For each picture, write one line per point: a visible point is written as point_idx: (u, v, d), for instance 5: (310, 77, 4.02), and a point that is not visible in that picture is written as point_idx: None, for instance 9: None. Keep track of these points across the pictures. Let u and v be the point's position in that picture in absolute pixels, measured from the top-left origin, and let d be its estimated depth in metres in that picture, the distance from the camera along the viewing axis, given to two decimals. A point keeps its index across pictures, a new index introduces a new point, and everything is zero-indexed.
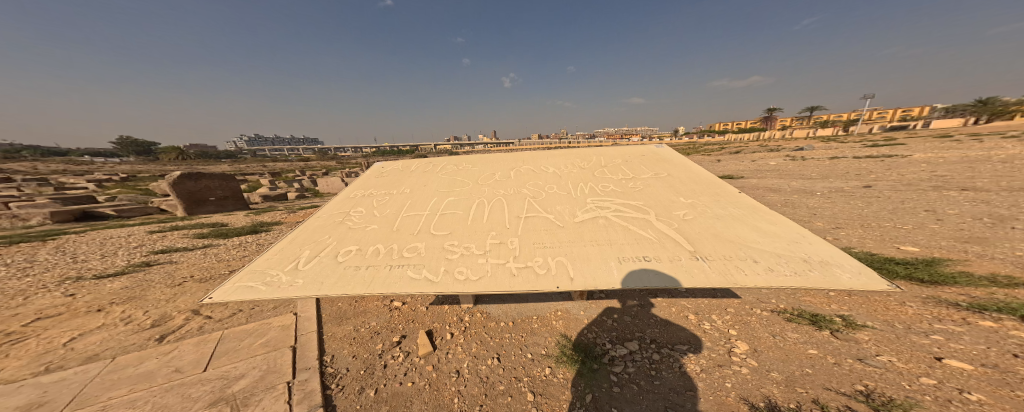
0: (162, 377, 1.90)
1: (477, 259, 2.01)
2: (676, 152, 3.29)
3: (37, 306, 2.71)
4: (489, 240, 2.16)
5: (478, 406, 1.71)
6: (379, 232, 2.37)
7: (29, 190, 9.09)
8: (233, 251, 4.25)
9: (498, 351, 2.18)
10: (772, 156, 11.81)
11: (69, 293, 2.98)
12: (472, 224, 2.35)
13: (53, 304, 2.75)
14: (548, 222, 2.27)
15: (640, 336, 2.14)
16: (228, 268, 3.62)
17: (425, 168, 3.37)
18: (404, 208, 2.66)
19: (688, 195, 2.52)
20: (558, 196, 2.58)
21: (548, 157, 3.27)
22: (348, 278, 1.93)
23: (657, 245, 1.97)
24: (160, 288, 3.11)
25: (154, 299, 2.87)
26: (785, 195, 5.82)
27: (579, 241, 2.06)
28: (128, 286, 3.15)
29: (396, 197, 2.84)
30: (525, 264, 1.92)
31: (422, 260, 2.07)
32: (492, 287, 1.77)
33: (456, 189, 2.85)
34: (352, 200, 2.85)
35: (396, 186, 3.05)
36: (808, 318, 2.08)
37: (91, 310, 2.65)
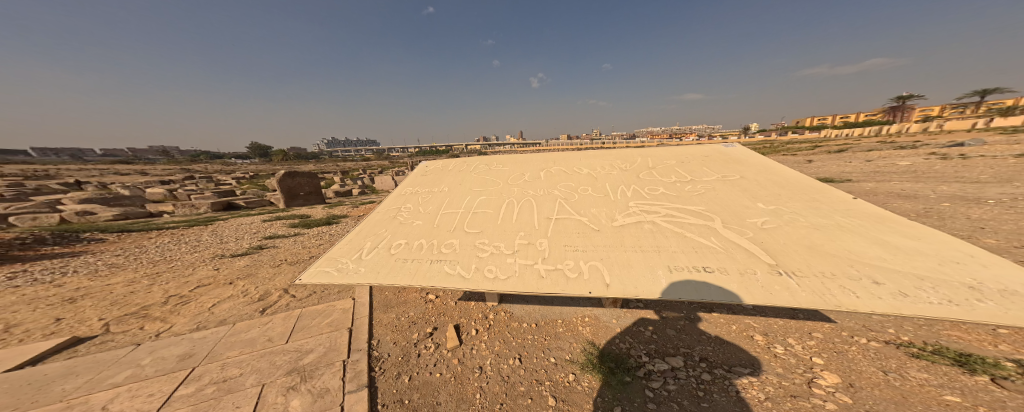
0: (260, 344, 2.34)
1: (506, 259, 2.04)
2: (750, 152, 2.91)
3: (198, 276, 3.57)
4: (517, 241, 2.17)
5: (498, 404, 1.75)
6: (422, 228, 2.55)
7: (202, 185, 12.36)
8: (313, 240, 5.00)
9: (519, 352, 2.20)
10: (905, 156, 9.35)
11: (216, 267, 3.87)
12: (501, 223, 2.39)
13: (207, 275, 3.60)
14: (581, 225, 2.20)
15: (686, 352, 1.95)
16: (311, 254, 4.28)
17: (465, 167, 3.51)
18: (443, 206, 2.81)
19: (768, 201, 2.20)
20: (595, 198, 2.47)
21: (588, 158, 3.14)
22: (396, 269, 2.13)
23: (723, 256, 1.76)
24: (273, 266, 3.89)
25: (265, 276, 3.58)
26: (926, 203, 4.67)
27: (615, 246, 1.95)
28: (248, 264, 3.96)
29: (436, 195, 3.02)
30: (555, 266, 1.88)
31: (457, 257, 2.17)
32: (522, 287, 1.79)
33: (487, 189, 2.91)
34: (402, 197, 3.12)
35: (437, 184, 3.23)
36: (950, 358, 1.61)
37: (226, 282, 3.40)
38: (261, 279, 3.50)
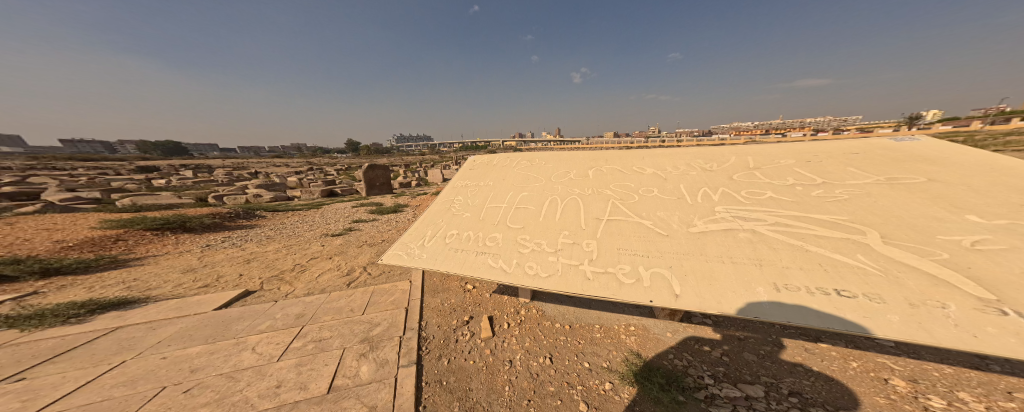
0: (344, 313, 2.71)
1: (548, 257, 2.02)
2: (937, 146, 2.21)
3: (314, 250, 4.34)
4: (561, 239, 2.12)
5: (526, 400, 1.76)
6: (470, 220, 2.66)
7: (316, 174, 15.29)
8: (386, 226, 5.64)
9: (551, 351, 2.17)
10: None
11: (322, 243, 4.65)
12: (543, 221, 2.35)
13: (319, 250, 4.34)
14: (642, 228, 2.04)
15: (769, 382, 1.69)
16: (385, 239, 4.82)
17: (516, 162, 3.52)
18: (487, 200, 2.89)
19: (977, 211, 1.63)
20: (651, 201, 2.27)
21: (653, 155, 2.87)
22: (448, 258, 2.28)
23: (882, 280, 1.43)
24: (367, 246, 4.47)
25: (359, 254, 4.16)
26: None
27: (672, 255, 1.79)
28: (342, 242, 4.66)
29: (482, 189, 3.12)
30: (605, 269, 1.81)
31: (500, 250, 2.22)
32: (565, 287, 1.77)
33: (529, 185, 2.90)
34: (456, 189, 3.29)
35: (483, 179, 3.34)
36: None
37: (328, 256, 4.06)
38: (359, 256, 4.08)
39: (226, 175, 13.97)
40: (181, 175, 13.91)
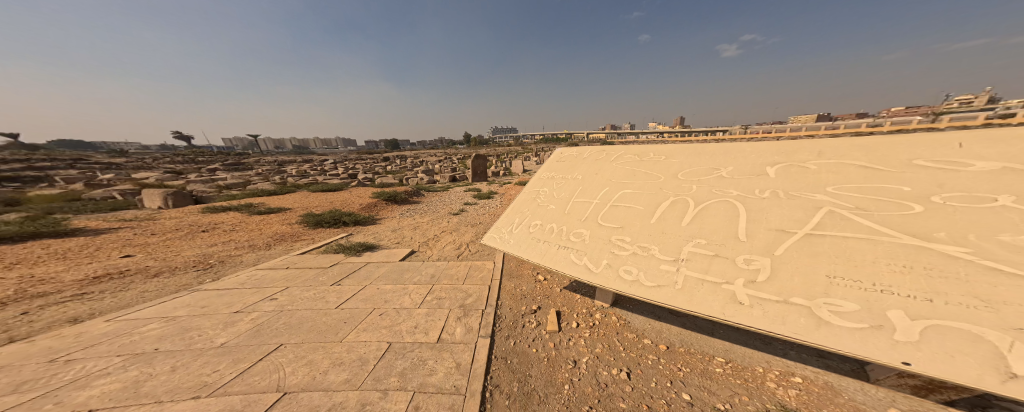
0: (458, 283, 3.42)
1: (660, 265, 1.72)
2: None
3: (438, 227, 5.80)
4: (689, 247, 1.74)
5: (588, 406, 1.68)
6: (554, 212, 2.66)
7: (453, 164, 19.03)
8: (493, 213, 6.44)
9: (628, 366, 1.96)
10: None
11: (445, 224, 6.05)
12: (648, 223, 2.05)
13: (444, 228, 5.77)
14: (915, 254, 1.22)
15: None
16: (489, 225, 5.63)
17: (609, 156, 3.24)
18: (575, 194, 2.78)
19: None
20: (887, 217, 1.41)
21: (858, 144, 1.89)
22: (534, 247, 2.34)
23: None
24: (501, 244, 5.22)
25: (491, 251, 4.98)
26: None
27: (952, 305, 1.05)
28: (462, 228, 5.88)
29: (569, 182, 3.03)
30: (781, 298, 1.31)
31: (585, 247, 2.12)
32: (692, 306, 1.46)
33: (631, 182, 2.59)
34: (540, 181, 3.37)
35: (569, 172, 3.23)
36: None
37: (448, 236, 5.37)
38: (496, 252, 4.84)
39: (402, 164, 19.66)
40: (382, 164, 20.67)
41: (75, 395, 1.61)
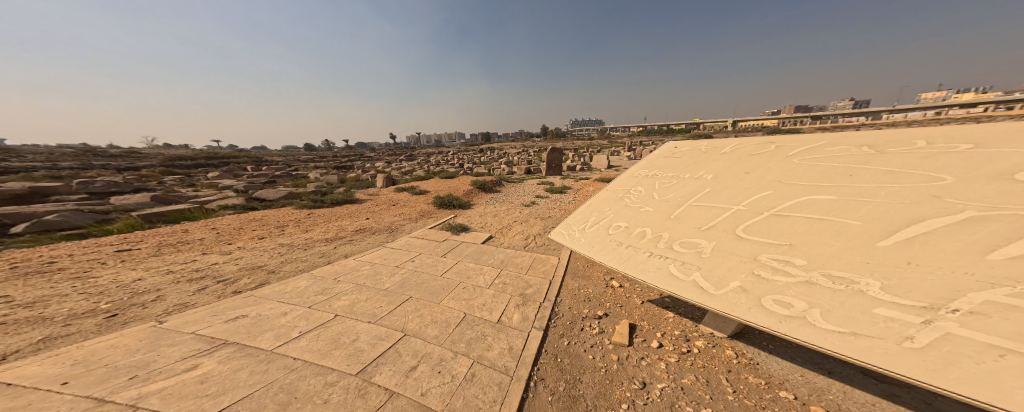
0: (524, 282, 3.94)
1: (873, 307, 1.11)
2: None
3: (514, 216, 6.19)
4: (971, 293, 0.98)
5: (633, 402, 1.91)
6: (629, 214, 2.56)
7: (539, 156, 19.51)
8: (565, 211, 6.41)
9: (700, 385, 1.95)
10: None
11: (521, 213, 6.39)
12: (855, 243, 1.34)
13: (518, 217, 6.11)
14: None
15: None
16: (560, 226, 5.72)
17: (764, 154, 2.48)
18: (693, 197, 2.40)
19: None
20: None
21: None
22: (607, 247, 2.24)
23: None
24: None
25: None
26: None
27: None
28: (535, 219, 6.11)
29: (685, 183, 2.65)
30: None
31: (689, 259, 1.79)
32: (951, 384, 0.84)
33: (824, 184, 1.80)
34: (617, 182, 3.32)
35: (691, 170, 2.84)
36: None
37: (521, 225, 5.68)
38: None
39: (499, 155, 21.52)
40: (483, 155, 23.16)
41: (336, 302, 2.94)
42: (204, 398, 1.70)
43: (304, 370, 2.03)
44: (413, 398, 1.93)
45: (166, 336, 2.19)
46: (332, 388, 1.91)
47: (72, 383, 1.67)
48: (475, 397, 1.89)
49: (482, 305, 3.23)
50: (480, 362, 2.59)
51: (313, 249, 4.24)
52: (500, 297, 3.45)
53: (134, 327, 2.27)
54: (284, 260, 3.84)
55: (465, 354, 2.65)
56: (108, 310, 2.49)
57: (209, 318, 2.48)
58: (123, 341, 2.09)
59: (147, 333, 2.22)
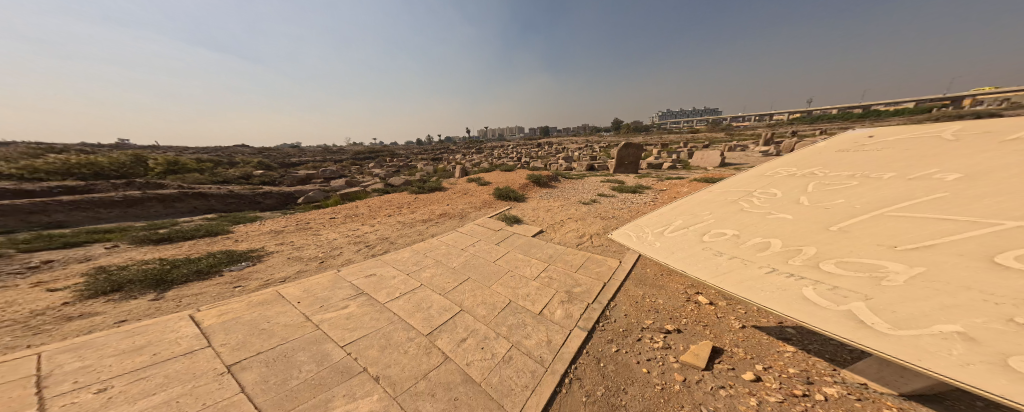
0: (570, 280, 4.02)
1: None
2: None
3: (568, 215, 6.31)
4: None
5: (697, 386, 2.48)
6: (745, 226, 2.14)
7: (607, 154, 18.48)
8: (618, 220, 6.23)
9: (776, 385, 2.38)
10: None
11: (575, 213, 6.44)
12: None
13: (571, 217, 6.21)
14: None
15: None
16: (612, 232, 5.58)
17: None
18: (889, 206, 1.63)
19: None
20: None
21: None
22: (700, 253, 2.00)
23: None
24: (678, 281, 4.44)
25: (663, 282, 4.39)
26: None
27: None
28: (588, 220, 6.10)
29: (877, 187, 1.91)
30: None
31: (851, 285, 1.21)
32: None
33: None
34: (736, 192, 2.92)
35: (886, 169, 2.11)
36: None
37: (574, 224, 5.78)
38: (676, 290, 4.22)
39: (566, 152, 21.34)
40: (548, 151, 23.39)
41: (424, 274, 3.78)
42: (349, 328, 2.75)
43: (396, 325, 2.88)
44: (460, 364, 2.55)
45: (339, 280, 3.50)
46: (411, 342, 2.70)
47: (299, 303, 2.99)
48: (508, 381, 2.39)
49: (526, 295, 3.56)
50: (518, 348, 2.84)
51: (417, 228, 5.44)
52: (544, 290, 3.71)
53: (330, 269, 3.76)
54: (403, 234, 5.11)
55: (506, 338, 2.93)
56: (320, 255, 4.15)
57: (358, 270, 3.77)
58: (320, 279, 3.48)
59: (332, 275, 3.60)
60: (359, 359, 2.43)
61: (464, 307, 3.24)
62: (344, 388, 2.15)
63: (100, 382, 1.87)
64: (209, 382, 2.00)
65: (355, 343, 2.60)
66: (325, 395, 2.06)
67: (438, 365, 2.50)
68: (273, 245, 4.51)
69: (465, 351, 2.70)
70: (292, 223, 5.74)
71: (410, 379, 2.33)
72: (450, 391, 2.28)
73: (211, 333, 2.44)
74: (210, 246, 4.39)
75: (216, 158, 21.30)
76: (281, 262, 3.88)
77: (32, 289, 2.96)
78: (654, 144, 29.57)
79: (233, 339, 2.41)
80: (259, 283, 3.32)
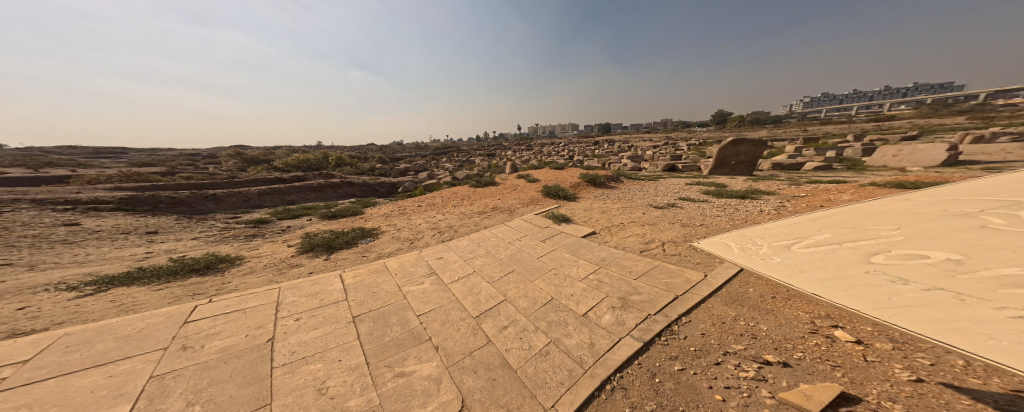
0: (629, 284, 3.63)
1: None
2: None
3: (630, 220, 5.86)
4: None
5: None
6: (905, 238, 1.78)
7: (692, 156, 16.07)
8: (694, 228, 5.40)
9: None
10: None
11: (639, 219, 5.95)
12: None
13: (635, 223, 5.74)
14: None
15: None
16: (687, 240, 4.83)
17: None
18: None
19: None
20: None
21: None
22: (809, 268, 2.12)
23: None
24: (805, 307, 2.85)
25: (772, 306, 2.94)
26: None
27: None
28: (654, 226, 5.54)
29: None
30: None
31: None
32: None
33: None
34: (931, 205, 2.25)
35: None
36: None
37: (637, 231, 5.33)
38: (796, 318, 2.72)
39: (637, 151, 19.69)
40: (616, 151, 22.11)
41: (476, 262, 4.29)
42: (423, 302, 3.34)
43: (453, 305, 3.30)
44: (498, 350, 2.62)
45: (420, 259, 4.37)
46: (463, 321, 3.03)
47: (394, 274, 3.90)
48: (547, 374, 2.37)
49: (570, 295, 3.47)
50: (557, 344, 2.69)
51: (481, 221, 6.15)
52: (593, 292, 3.52)
53: (414, 249, 4.75)
54: (470, 225, 5.91)
55: (545, 333, 2.85)
56: (411, 237, 5.28)
57: (433, 253, 4.59)
58: (406, 257, 4.45)
59: (416, 255, 4.53)
60: (427, 329, 2.88)
61: (506, 297, 3.45)
62: (416, 351, 2.58)
63: (297, 315, 2.98)
64: (345, 326, 2.86)
65: (426, 314, 3.13)
66: (404, 354, 2.53)
67: (482, 346, 2.66)
68: (385, 225, 6.03)
69: (505, 337, 2.79)
70: (392, 208, 7.53)
71: (460, 354, 2.57)
72: (490, 371, 2.38)
73: (346, 290, 3.49)
74: (351, 223, 6.27)
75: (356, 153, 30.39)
76: (387, 240, 5.16)
77: (280, 243, 5.09)
78: (778, 142, 22.96)
79: (357, 297, 3.37)
80: (375, 255, 4.56)
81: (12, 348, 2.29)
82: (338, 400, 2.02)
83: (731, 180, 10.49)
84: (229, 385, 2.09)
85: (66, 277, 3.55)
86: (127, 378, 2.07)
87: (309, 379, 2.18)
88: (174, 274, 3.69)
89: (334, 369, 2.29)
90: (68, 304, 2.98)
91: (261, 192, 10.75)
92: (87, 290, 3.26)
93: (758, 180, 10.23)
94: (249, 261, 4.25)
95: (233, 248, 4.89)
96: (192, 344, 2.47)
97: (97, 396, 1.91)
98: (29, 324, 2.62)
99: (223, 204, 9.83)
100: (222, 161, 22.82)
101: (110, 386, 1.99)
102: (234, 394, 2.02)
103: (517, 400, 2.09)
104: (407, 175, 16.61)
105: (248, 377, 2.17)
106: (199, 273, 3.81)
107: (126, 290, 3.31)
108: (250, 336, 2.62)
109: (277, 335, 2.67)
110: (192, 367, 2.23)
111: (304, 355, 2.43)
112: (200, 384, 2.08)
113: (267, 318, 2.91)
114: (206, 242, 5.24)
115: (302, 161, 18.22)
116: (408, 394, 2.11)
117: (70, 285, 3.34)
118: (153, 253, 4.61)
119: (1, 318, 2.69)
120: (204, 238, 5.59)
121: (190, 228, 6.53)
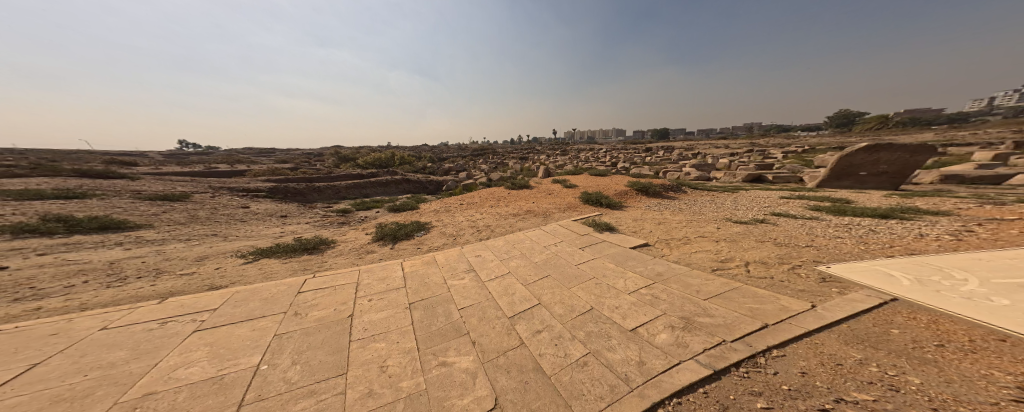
0: (695, 302, 3.06)
1: None
2: None
3: (698, 234, 5.02)
4: None
5: None
6: None
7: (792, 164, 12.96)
8: (793, 247, 4.29)
9: None
10: None
11: (710, 233, 5.06)
12: None
13: (704, 237, 4.90)
14: None
15: None
16: (778, 260, 3.87)
17: None
18: None
19: None
20: None
21: None
22: None
23: None
24: (1013, 365, 1.71)
25: (935, 357, 1.88)
26: None
27: None
28: (731, 242, 4.62)
29: None
30: None
31: None
32: None
33: None
34: None
35: None
36: None
37: (708, 246, 4.52)
38: (985, 377, 1.65)
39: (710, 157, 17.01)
40: (682, 157, 19.53)
41: (514, 264, 4.33)
42: (464, 297, 3.51)
43: (489, 303, 3.38)
44: (532, 352, 2.54)
45: (464, 255, 4.68)
46: (500, 320, 3.06)
47: (441, 268, 4.27)
48: (585, 382, 2.17)
49: (614, 308, 3.12)
50: (596, 357, 2.43)
51: (524, 223, 6.23)
52: (644, 306, 3.10)
53: (459, 245, 5.15)
54: (513, 226, 6.08)
55: (583, 344, 2.61)
56: (456, 234, 5.71)
57: (476, 251, 4.85)
58: (452, 252, 4.83)
59: (461, 251, 4.88)
60: (466, 323, 3.01)
61: (541, 301, 3.34)
62: (456, 343, 2.70)
63: (368, 297, 3.52)
64: (402, 311, 3.23)
65: (466, 309, 3.27)
66: (446, 345, 2.67)
67: (516, 348, 2.61)
68: (435, 220, 6.71)
69: (539, 342, 2.67)
70: (440, 205, 8.31)
71: (495, 352, 2.57)
72: (522, 373, 2.30)
73: (405, 278, 3.98)
74: (409, 216, 7.18)
75: (422, 154, 35.34)
76: (436, 235, 5.72)
77: (358, 232, 6.20)
78: (959, 148, 16.14)
79: (412, 286, 3.78)
80: (427, 247, 5.11)
81: (208, 298, 3.37)
82: (393, 379, 2.23)
83: (861, 195, 7.86)
84: (320, 350, 2.55)
85: (238, 248, 5.11)
86: (261, 333, 2.76)
87: (374, 356, 2.49)
88: (295, 252, 4.89)
89: (392, 351, 2.56)
90: (238, 269, 4.27)
91: (347, 187, 13.57)
92: (249, 258, 4.63)
93: (911, 196, 7.42)
94: (338, 245, 5.36)
95: (329, 233, 6.19)
96: (301, 312, 3.16)
97: (244, 345, 2.58)
98: (219, 281, 3.86)
99: (324, 195, 12.84)
100: (327, 160, 29.11)
101: (251, 337, 2.69)
102: (322, 358, 2.45)
103: (550, 407, 1.93)
104: (461, 174, 18.16)
105: (333, 346, 2.60)
106: (308, 252, 4.94)
107: (268, 260, 4.59)
108: (336, 311, 3.20)
109: (354, 313, 3.17)
110: (299, 331, 2.82)
111: (372, 334, 2.81)
112: (302, 346, 2.60)
113: (349, 296, 3.53)
114: (314, 226, 6.85)
115: (377, 160, 21.83)
116: (448, 384, 2.18)
117: (240, 254, 4.82)
118: (284, 233, 6.25)
119: (207, 274, 4.06)
120: (312, 223, 7.28)
121: (305, 214, 8.57)
